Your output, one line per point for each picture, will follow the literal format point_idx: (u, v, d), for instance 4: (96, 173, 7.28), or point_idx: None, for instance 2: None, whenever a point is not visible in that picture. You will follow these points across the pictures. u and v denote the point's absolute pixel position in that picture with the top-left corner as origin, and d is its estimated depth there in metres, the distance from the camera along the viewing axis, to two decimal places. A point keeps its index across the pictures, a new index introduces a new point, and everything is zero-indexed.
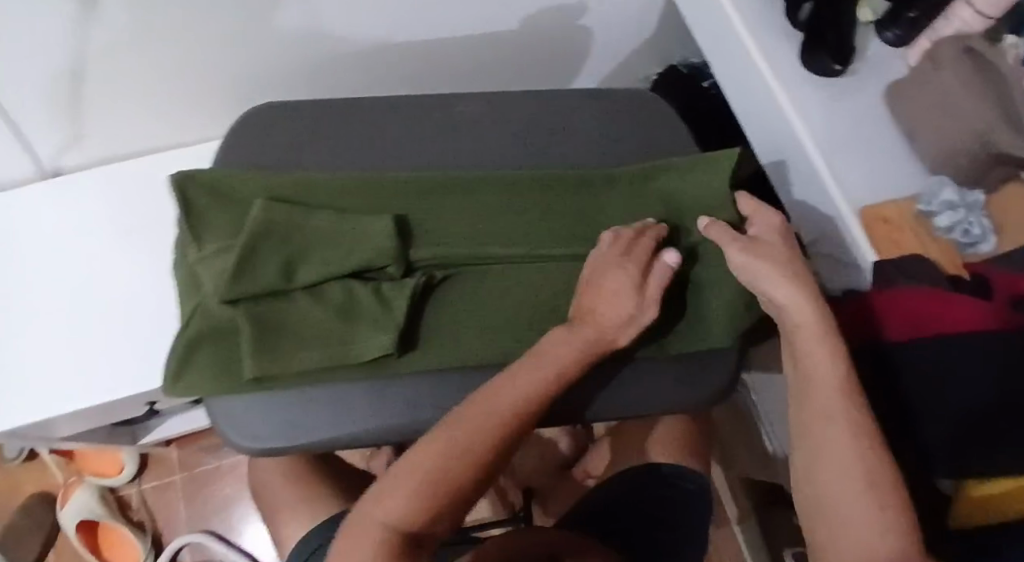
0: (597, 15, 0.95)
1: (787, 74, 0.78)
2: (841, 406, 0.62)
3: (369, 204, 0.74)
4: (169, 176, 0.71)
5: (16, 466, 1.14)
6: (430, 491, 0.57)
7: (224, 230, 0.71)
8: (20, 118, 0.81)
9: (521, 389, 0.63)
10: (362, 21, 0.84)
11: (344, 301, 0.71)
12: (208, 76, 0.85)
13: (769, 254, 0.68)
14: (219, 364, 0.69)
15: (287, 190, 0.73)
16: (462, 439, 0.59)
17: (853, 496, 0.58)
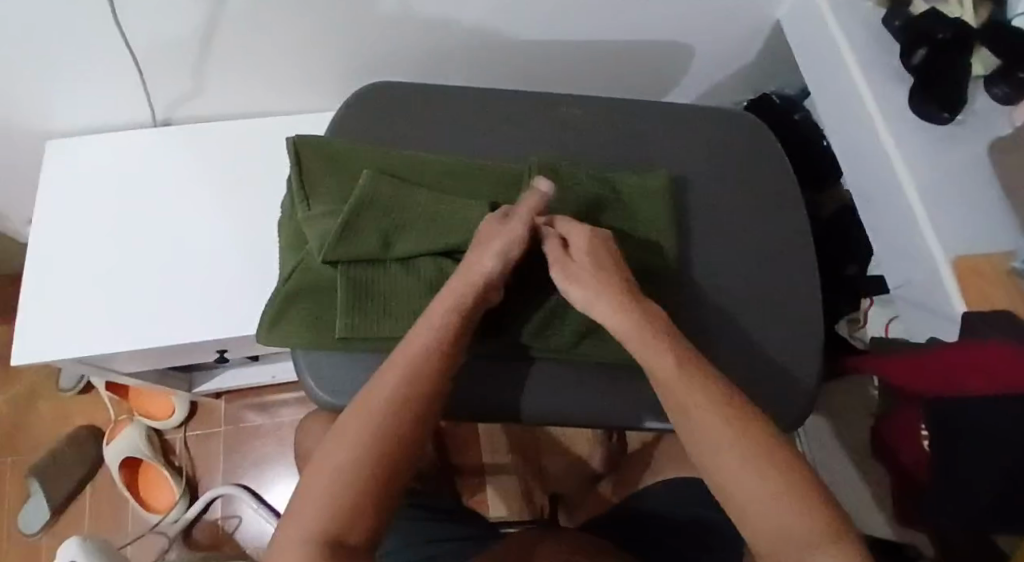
0: (702, 37, 0.97)
1: (896, 121, 0.80)
2: (706, 414, 0.57)
3: (471, 187, 0.75)
4: (288, 138, 0.76)
5: (70, 396, 1.17)
6: (330, 497, 0.55)
7: (333, 194, 0.74)
8: (145, 69, 0.84)
9: (391, 380, 0.60)
10: (484, 13, 0.86)
11: (434, 277, 0.72)
12: (324, 47, 0.88)
13: (596, 256, 0.66)
14: (313, 320, 0.71)
15: (395, 164, 0.75)
16: (348, 433, 0.58)
17: (758, 501, 0.54)
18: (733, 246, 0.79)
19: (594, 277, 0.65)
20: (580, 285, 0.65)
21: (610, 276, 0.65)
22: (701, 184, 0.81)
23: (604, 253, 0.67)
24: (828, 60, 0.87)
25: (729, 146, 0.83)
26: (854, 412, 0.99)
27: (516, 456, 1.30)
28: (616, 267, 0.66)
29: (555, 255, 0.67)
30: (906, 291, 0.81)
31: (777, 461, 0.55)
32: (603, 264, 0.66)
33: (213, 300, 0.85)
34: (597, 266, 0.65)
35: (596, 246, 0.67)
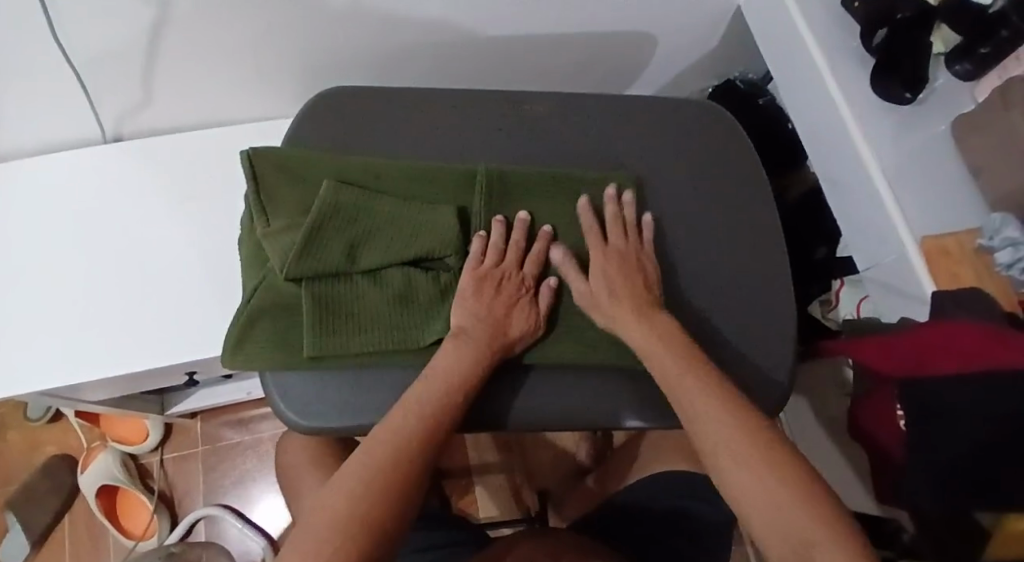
0: (662, 24, 0.96)
1: (861, 107, 0.80)
2: (689, 389, 0.63)
3: (435, 193, 0.74)
4: (241, 152, 0.73)
5: (39, 425, 1.14)
6: (350, 518, 0.56)
7: (291, 207, 0.72)
8: (92, 84, 0.82)
9: (412, 413, 0.62)
10: (441, 11, 0.84)
11: (403, 287, 0.70)
12: (277, 53, 0.85)
13: (610, 272, 0.71)
14: (279, 339, 0.70)
15: (355, 174, 0.73)
16: (367, 465, 0.59)
17: (733, 472, 0.58)
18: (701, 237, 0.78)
19: (613, 299, 0.70)
20: (603, 312, 0.71)
21: (632, 295, 0.70)
22: (669, 176, 0.80)
23: (627, 267, 0.72)
24: (787, 42, 0.86)
25: (692, 135, 0.82)
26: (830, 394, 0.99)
27: (502, 455, 1.30)
28: (631, 281, 0.71)
29: (576, 279, 0.72)
30: (871, 273, 0.81)
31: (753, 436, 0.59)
32: (622, 284, 0.71)
33: (179, 322, 0.83)
34: (615, 288, 0.71)
35: (620, 260, 0.72)
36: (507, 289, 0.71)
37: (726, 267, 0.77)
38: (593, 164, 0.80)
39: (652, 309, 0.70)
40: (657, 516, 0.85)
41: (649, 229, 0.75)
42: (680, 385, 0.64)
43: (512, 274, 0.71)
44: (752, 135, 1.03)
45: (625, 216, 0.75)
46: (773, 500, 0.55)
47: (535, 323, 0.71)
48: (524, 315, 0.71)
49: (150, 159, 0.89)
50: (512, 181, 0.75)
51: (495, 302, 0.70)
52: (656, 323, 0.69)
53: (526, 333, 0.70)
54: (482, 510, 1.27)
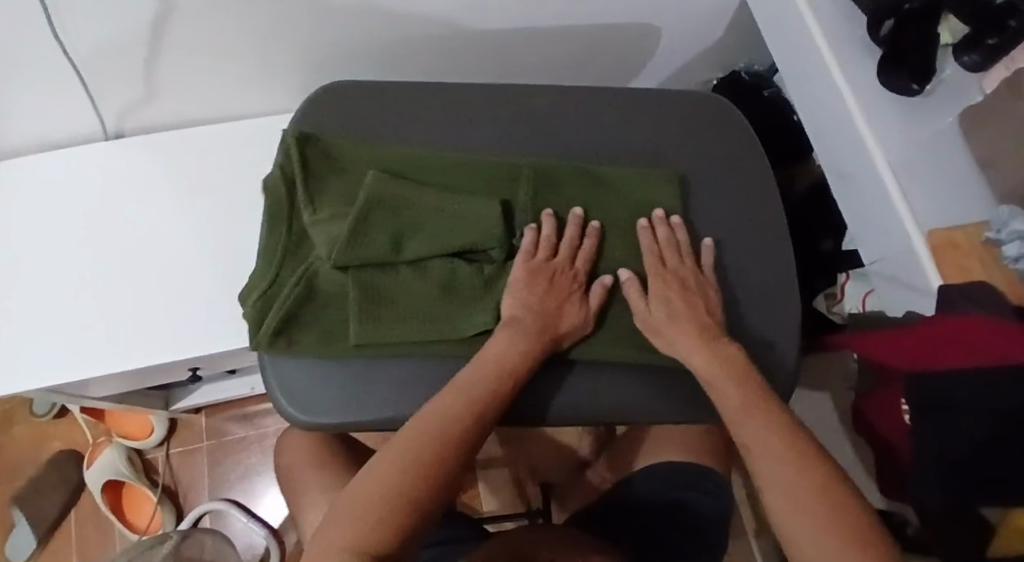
0: (667, 16, 0.95)
1: (869, 98, 0.79)
2: (735, 393, 0.65)
3: (477, 184, 0.74)
4: (286, 135, 0.73)
5: (46, 420, 1.15)
6: (397, 494, 0.57)
7: (337, 194, 0.72)
8: (92, 80, 0.81)
9: (463, 397, 0.63)
10: (444, 4, 0.83)
11: (446, 277, 0.70)
12: (278, 47, 0.85)
13: (671, 300, 0.69)
14: (322, 328, 0.70)
15: (398, 165, 0.74)
16: (415, 444, 0.60)
17: (776, 474, 0.60)
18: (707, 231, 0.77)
19: (672, 323, 0.68)
20: (662, 336, 0.69)
21: (693, 318, 0.68)
22: (676, 168, 0.78)
23: (689, 291, 0.70)
24: (794, 34, 0.85)
25: (698, 126, 0.80)
26: (835, 388, 0.98)
27: (506, 449, 1.29)
28: (691, 304, 0.69)
29: (636, 305, 0.70)
30: (878, 267, 0.80)
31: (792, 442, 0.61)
32: (684, 308, 0.69)
33: (184, 318, 0.83)
34: (675, 316, 0.69)
35: (682, 292, 0.70)
36: (559, 282, 0.70)
37: (732, 262, 0.76)
38: (601, 157, 0.78)
39: (715, 334, 0.68)
40: (656, 510, 0.85)
41: (709, 252, 0.74)
42: (723, 389, 0.65)
43: (565, 269, 0.70)
44: (758, 126, 1.02)
45: (680, 240, 0.73)
46: (810, 508, 0.57)
47: (586, 317, 0.70)
48: (576, 309, 0.70)
49: (153, 154, 0.89)
50: (551, 174, 0.74)
51: (548, 296, 0.69)
52: (720, 353, 0.67)
53: (578, 326, 0.69)
54: (486, 504, 1.28)
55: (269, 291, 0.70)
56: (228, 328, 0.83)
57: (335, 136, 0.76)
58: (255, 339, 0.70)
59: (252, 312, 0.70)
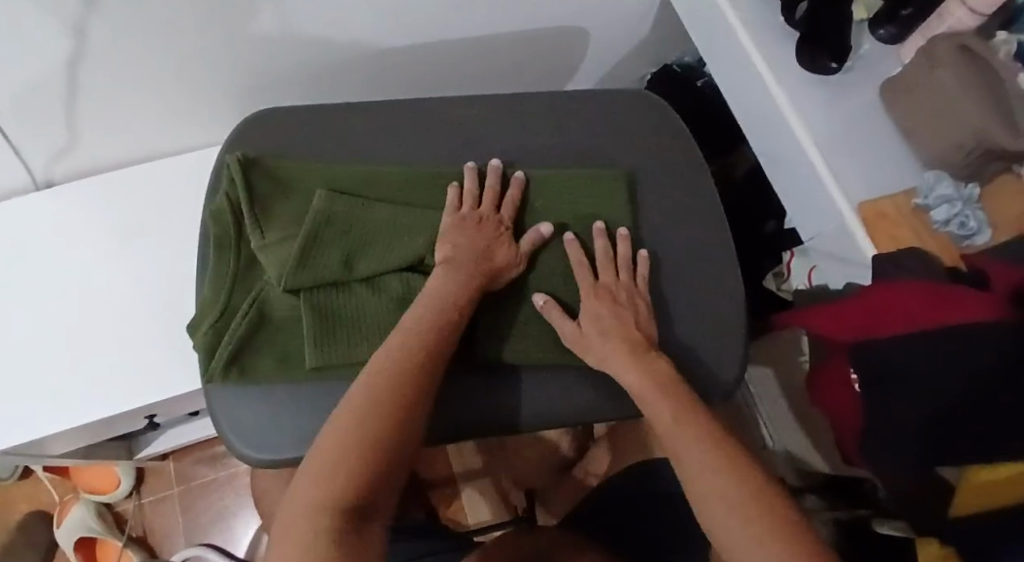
0: (588, 17, 0.96)
1: (789, 76, 0.80)
2: (654, 393, 0.64)
3: (425, 198, 0.74)
4: (230, 158, 0.72)
5: (9, 484, 1.12)
6: (350, 456, 0.55)
7: (283, 218, 0.72)
8: (14, 131, 0.80)
9: (399, 352, 0.62)
10: (365, 24, 0.84)
11: (400, 294, 0.71)
12: (202, 82, 0.85)
13: (601, 314, 0.69)
14: (278, 352, 0.69)
15: (346, 183, 0.73)
16: (360, 405, 0.58)
17: (710, 498, 0.57)
18: (644, 224, 0.77)
19: (605, 340, 0.68)
20: (596, 352, 0.68)
21: (624, 334, 0.68)
22: (608, 165, 0.79)
23: (619, 308, 0.70)
24: (710, 24, 0.86)
25: (627, 120, 0.80)
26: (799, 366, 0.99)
27: (484, 459, 1.29)
28: (621, 321, 0.69)
29: (563, 325, 0.70)
30: (814, 242, 0.80)
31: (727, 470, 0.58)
32: (613, 323, 0.69)
33: (135, 365, 0.82)
34: (606, 330, 0.68)
35: (612, 301, 0.70)
36: (486, 227, 0.71)
37: (673, 252, 0.77)
38: (538, 160, 0.78)
39: (645, 348, 0.68)
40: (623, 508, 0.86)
41: (644, 264, 0.74)
42: (644, 392, 0.65)
43: (491, 217, 0.72)
44: (692, 119, 1.03)
45: (617, 252, 0.73)
46: (750, 522, 0.55)
47: (518, 257, 0.71)
48: (506, 250, 0.71)
49: (86, 203, 0.88)
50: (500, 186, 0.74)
51: (479, 238, 0.70)
52: (651, 366, 0.66)
53: (512, 265, 0.70)
54: (472, 516, 1.27)
55: (222, 319, 0.70)
56: (180, 371, 0.82)
57: (279, 160, 0.75)
58: (209, 369, 0.69)
59: (205, 341, 0.69)
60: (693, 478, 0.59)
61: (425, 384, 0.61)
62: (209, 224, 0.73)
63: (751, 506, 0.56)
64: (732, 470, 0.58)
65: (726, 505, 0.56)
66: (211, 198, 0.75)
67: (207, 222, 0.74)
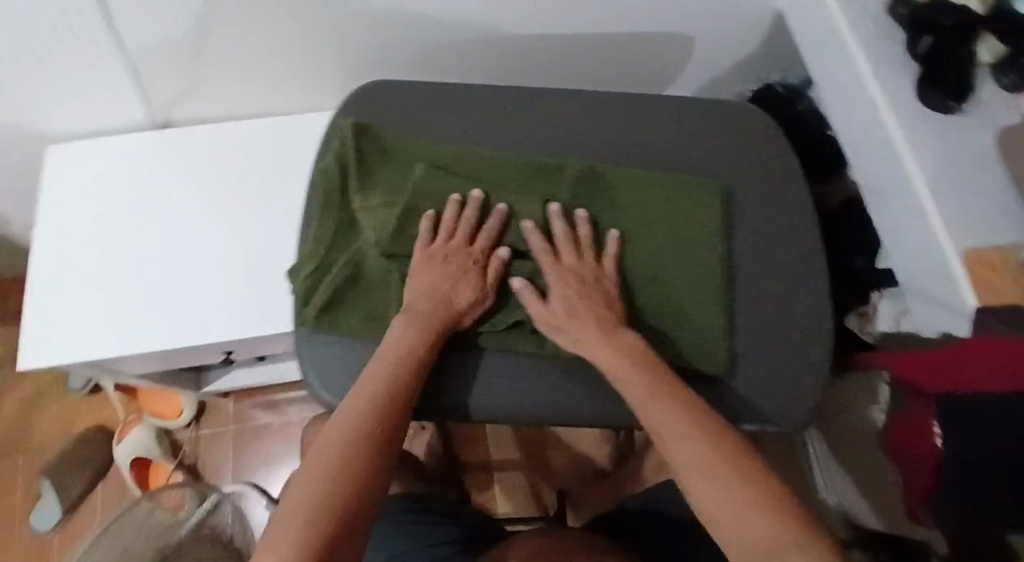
0: (703, 29, 0.96)
1: (907, 112, 0.79)
2: (635, 380, 0.64)
3: (525, 181, 0.74)
4: (344, 121, 0.75)
5: (80, 398, 1.18)
6: (307, 529, 0.55)
7: (385, 184, 0.74)
8: (144, 68, 0.83)
9: (352, 418, 0.62)
10: (489, 10, 0.85)
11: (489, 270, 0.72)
12: (325, 46, 0.87)
13: (568, 296, 0.69)
14: (366, 309, 0.71)
15: (448, 158, 0.74)
16: (314, 477, 0.58)
17: (713, 491, 0.56)
18: (738, 240, 0.76)
19: (573, 323, 0.67)
20: (565, 335, 0.68)
21: (589, 316, 0.67)
22: (710, 174, 0.78)
23: (585, 290, 0.69)
24: (832, 52, 0.85)
25: (736, 135, 0.80)
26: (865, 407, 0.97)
27: (523, 453, 1.28)
28: (586, 300, 0.68)
29: (534, 308, 0.69)
30: (914, 286, 0.81)
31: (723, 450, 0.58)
32: (581, 305, 0.68)
33: (223, 302, 0.86)
34: (574, 313, 0.68)
35: (579, 283, 0.69)
36: (453, 262, 0.70)
37: (764, 273, 0.76)
38: (640, 161, 0.78)
39: (615, 326, 0.67)
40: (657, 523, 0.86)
41: (613, 243, 0.72)
42: (625, 375, 0.65)
43: (461, 250, 0.70)
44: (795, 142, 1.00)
45: (579, 235, 0.72)
46: (758, 519, 0.54)
47: (482, 293, 0.70)
48: (470, 287, 0.69)
49: (197, 143, 0.91)
50: (599, 181, 0.74)
51: (440, 277, 0.69)
52: (624, 346, 0.66)
53: (474, 304, 0.69)
54: (501, 506, 1.25)
55: (317, 271, 0.72)
56: (266, 314, 0.85)
57: (389, 127, 0.77)
58: (302, 316, 0.71)
59: (301, 290, 0.72)
60: (689, 459, 0.58)
61: (379, 450, 0.61)
62: (316, 182, 0.75)
63: (744, 479, 0.56)
64: (726, 461, 0.57)
65: (730, 501, 0.55)
66: (320, 156, 0.77)
67: (314, 181, 0.76)
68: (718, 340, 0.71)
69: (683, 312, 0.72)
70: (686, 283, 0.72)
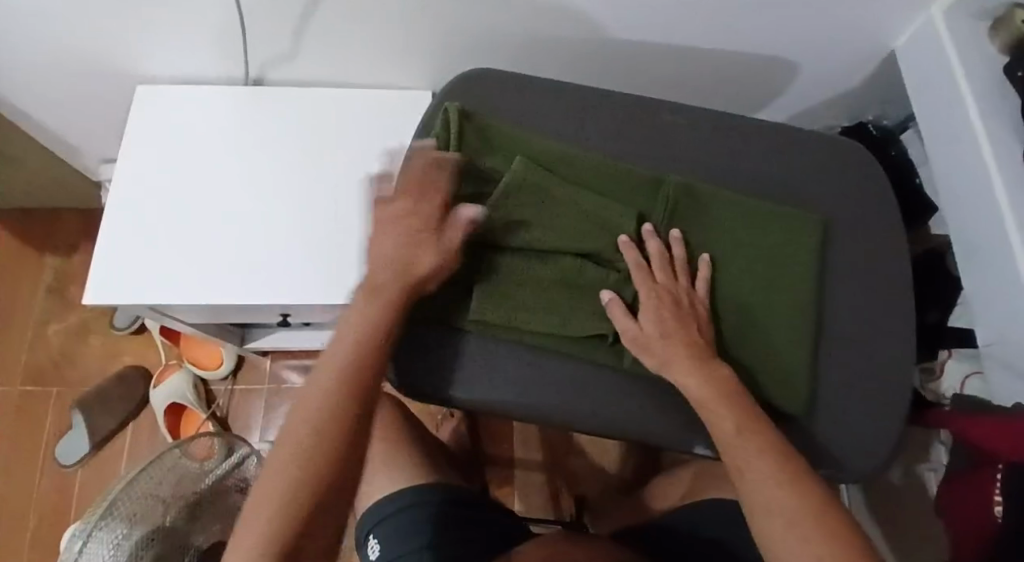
0: (807, 59, 0.94)
1: (1015, 176, 0.77)
2: (719, 408, 0.64)
3: (621, 192, 0.73)
4: (447, 104, 0.72)
5: (123, 335, 1.18)
6: (287, 497, 0.58)
7: (483, 175, 0.72)
8: (249, 23, 0.82)
9: (330, 376, 0.62)
10: (602, 11, 0.84)
11: (577, 277, 0.71)
12: (430, 25, 0.85)
13: (663, 316, 0.68)
14: (448, 299, 0.70)
15: (548, 157, 0.73)
16: (295, 441, 0.60)
17: (783, 542, 0.58)
18: (828, 280, 0.75)
19: (666, 344, 0.67)
20: (654, 354, 0.67)
21: (684, 340, 0.67)
22: (804, 205, 0.77)
23: (679, 312, 0.68)
24: (944, 102, 0.83)
25: (837, 173, 0.78)
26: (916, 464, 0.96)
27: (547, 454, 1.27)
28: (681, 322, 0.68)
29: (624, 324, 0.68)
30: (993, 349, 0.79)
31: (814, 505, 0.58)
32: (676, 328, 0.67)
33: (287, 263, 0.84)
34: (667, 333, 0.67)
35: (674, 305, 0.68)
36: (416, 221, 0.67)
37: (846, 317, 0.74)
38: (736, 183, 0.77)
39: (707, 354, 0.67)
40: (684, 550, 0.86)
41: (704, 267, 0.71)
42: (710, 403, 0.64)
43: (419, 208, 0.68)
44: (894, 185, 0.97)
45: (673, 255, 0.71)
46: None
47: (446, 256, 0.67)
48: (434, 249, 0.67)
49: (285, 103, 0.90)
50: (695, 199, 0.73)
51: (404, 237, 0.67)
52: (713, 374, 0.65)
53: (438, 268, 0.67)
54: (520, 505, 1.25)
55: None
56: (328, 282, 0.83)
57: (492, 118, 0.75)
58: None
59: None
60: (762, 503, 0.60)
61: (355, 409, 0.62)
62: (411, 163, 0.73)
63: (815, 530, 0.57)
64: (802, 511, 0.58)
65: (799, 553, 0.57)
66: (418, 141, 0.76)
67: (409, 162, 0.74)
68: (803, 381, 0.71)
69: (770, 348, 0.71)
70: (770, 316, 0.72)
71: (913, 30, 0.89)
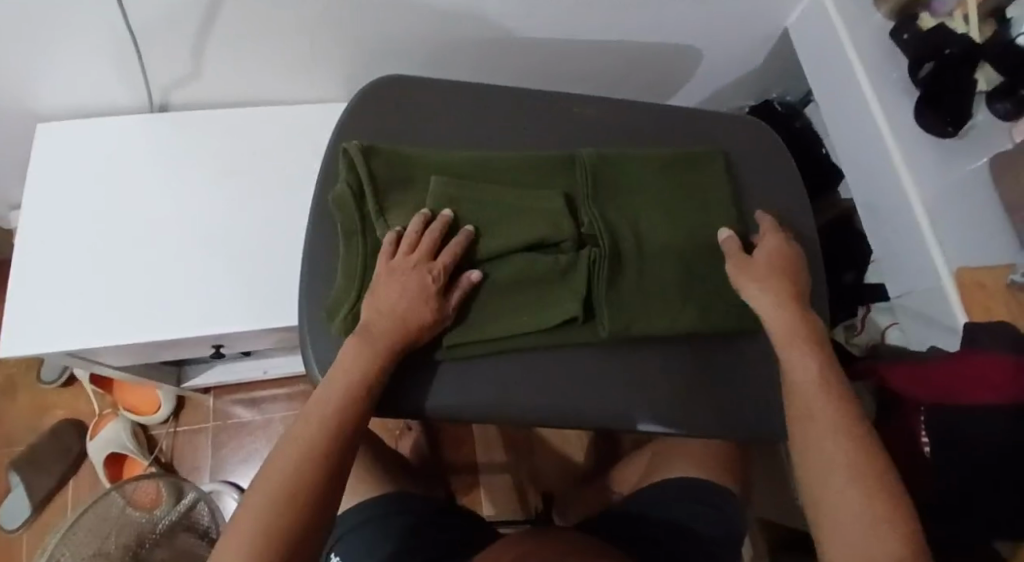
0: (704, 42, 0.98)
1: (903, 129, 0.81)
2: (802, 358, 0.66)
3: (542, 179, 0.75)
4: (348, 146, 0.74)
5: (53, 389, 1.15)
6: (290, 486, 0.60)
7: (409, 203, 0.73)
8: (148, 52, 0.82)
9: (344, 378, 0.65)
10: (499, 11, 0.85)
11: (523, 274, 0.72)
12: (334, 38, 0.86)
13: (771, 250, 0.74)
14: None
15: (457, 163, 0.75)
16: (302, 435, 0.63)
17: (835, 506, 0.59)
18: (748, 217, 0.79)
19: (771, 276, 0.71)
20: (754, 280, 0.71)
21: (781, 278, 0.71)
22: (705, 146, 0.81)
23: (784, 262, 0.73)
24: (837, 74, 0.87)
25: (736, 144, 0.82)
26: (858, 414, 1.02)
27: (509, 454, 1.28)
28: (784, 269, 0.72)
29: (735, 255, 0.73)
30: (903, 301, 0.84)
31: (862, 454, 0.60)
32: (779, 270, 0.72)
33: (213, 291, 0.83)
34: (775, 269, 0.72)
35: (782, 255, 0.74)
36: (413, 280, 0.68)
37: None
38: (640, 139, 0.81)
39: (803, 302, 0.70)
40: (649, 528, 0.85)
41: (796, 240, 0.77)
42: (793, 353, 0.67)
43: (422, 265, 0.69)
44: (801, 160, 1.03)
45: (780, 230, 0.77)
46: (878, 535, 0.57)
47: (443, 313, 0.69)
48: (430, 307, 0.68)
49: (194, 131, 0.89)
50: (608, 165, 0.76)
51: (401, 297, 0.68)
52: (806, 319, 0.69)
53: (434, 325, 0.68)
54: (490, 508, 1.25)
55: (356, 305, 0.70)
56: (256, 307, 0.83)
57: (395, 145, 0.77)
58: None
59: (341, 328, 0.70)
60: (820, 464, 0.61)
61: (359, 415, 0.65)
62: (332, 213, 0.74)
63: (868, 498, 0.58)
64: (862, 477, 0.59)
65: (849, 515, 0.58)
66: (327, 188, 0.76)
67: (328, 211, 0.75)
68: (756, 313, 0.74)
69: (720, 298, 0.74)
70: (712, 268, 0.75)
71: (801, 5, 0.93)
